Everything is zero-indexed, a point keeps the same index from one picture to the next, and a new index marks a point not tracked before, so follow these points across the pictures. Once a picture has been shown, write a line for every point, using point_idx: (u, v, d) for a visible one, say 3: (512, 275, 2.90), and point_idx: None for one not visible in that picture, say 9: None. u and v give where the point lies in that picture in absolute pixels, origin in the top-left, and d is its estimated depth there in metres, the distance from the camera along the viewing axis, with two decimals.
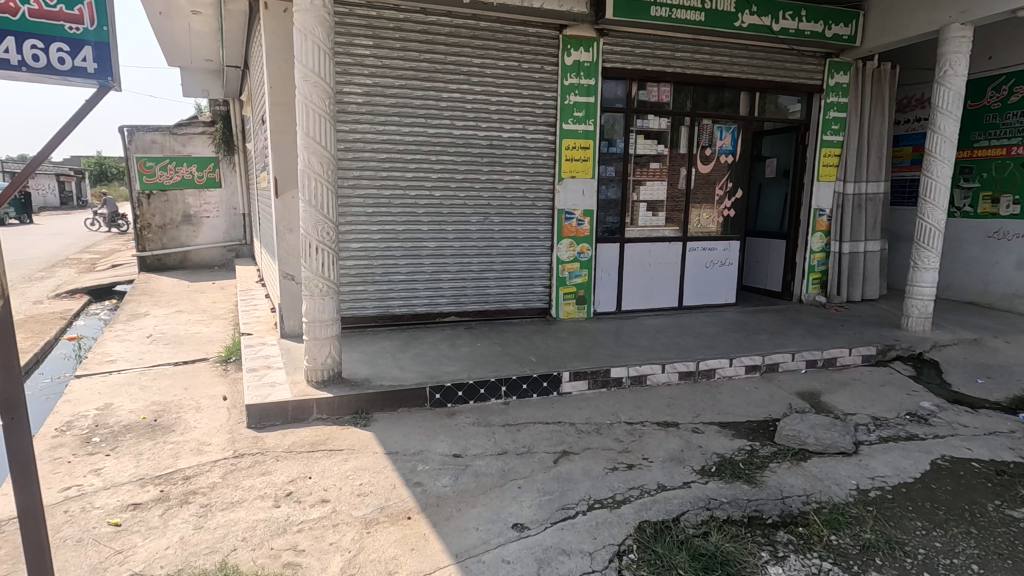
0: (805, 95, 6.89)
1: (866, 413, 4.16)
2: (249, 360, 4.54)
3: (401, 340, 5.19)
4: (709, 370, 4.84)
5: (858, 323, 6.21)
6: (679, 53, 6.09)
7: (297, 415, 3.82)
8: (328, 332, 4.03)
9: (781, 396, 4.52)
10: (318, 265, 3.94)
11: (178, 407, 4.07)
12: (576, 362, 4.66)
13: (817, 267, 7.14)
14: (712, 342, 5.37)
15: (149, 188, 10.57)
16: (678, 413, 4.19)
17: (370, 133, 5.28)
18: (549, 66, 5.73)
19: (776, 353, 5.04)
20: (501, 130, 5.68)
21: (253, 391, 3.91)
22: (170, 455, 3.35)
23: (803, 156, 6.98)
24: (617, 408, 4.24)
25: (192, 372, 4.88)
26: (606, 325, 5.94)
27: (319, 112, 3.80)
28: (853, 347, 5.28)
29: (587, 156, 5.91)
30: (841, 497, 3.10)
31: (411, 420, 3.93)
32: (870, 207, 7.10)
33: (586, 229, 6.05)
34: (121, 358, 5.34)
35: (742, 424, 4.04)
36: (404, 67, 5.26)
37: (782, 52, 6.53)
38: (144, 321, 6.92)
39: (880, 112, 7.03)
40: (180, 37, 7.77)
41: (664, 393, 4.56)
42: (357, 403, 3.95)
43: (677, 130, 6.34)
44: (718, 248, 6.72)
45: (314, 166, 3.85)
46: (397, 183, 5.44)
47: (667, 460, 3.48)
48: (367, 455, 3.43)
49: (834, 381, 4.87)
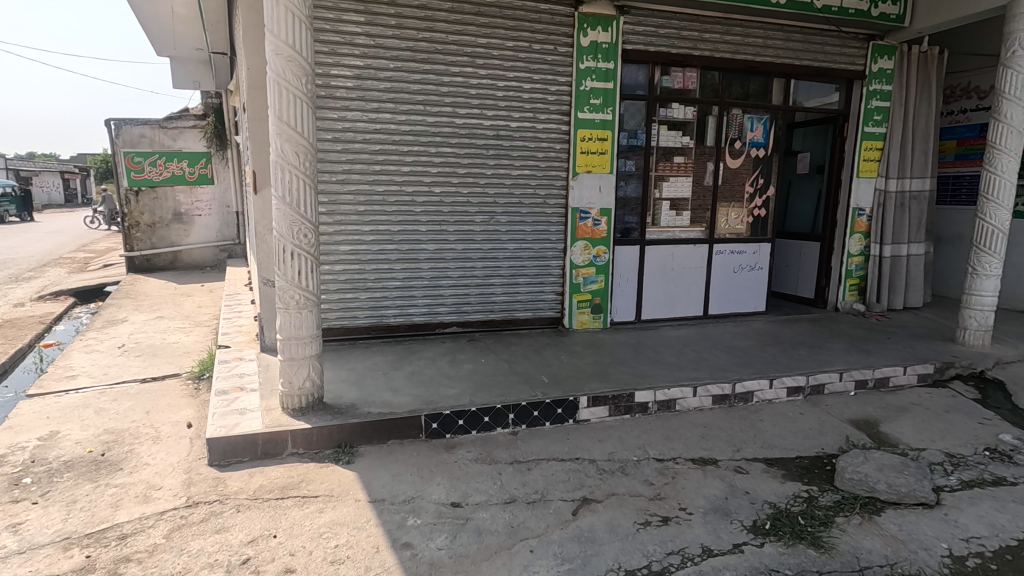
0: (845, 83, 6.23)
1: (937, 449, 3.54)
2: (221, 380, 3.98)
3: (396, 355, 4.62)
4: (746, 393, 4.23)
5: (905, 335, 5.58)
6: (708, 34, 5.45)
7: (267, 450, 3.24)
8: (305, 351, 3.44)
9: (832, 425, 3.89)
10: (293, 273, 3.35)
11: (133, 438, 3.50)
12: (594, 383, 4.05)
13: (855, 272, 6.51)
14: (747, 359, 4.74)
15: (137, 185, 10.00)
16: (715, 447, 3.57)
17: (362, 122, 4.69)
18: (563, 47, 5.12)
19: (822, 373, 4.42)
20: (509, 119, 5.08)
21: (217, 421, 3.33)
22: (109, 504, 2.78)
23: (842, 150, 6.34)
24: (644, 441, 3.63)
25: (158, 392, 4.31)
26: (625, 337, 5.34)
27: (296, 94, 3.21)
28: (908, 366, 4.65)
29: (605, 148, 5.32)
30: (933, 568, 2.48)
31: (403, 456, 3.34)
32: (913, 207, 6.46)
33: (603, 230, 5.44)
34: (83, 373, 4.77)
35: (793, 463, 3.41)
36: (399, 47, 4.66)
37: (823, 32, 5.86)
38: (120, 328, 6.38)
39: (927, 102, 6.38)
40: (164, 23, 7.26)
41: (697, 421, 3.95)
42: (339, 435, 3.36)
43: (704, 121, 5.73)
44: (747, 251, 6.08)
45: (289, 156, 3.26)
46: (392, 178, 4.85)
47: (708, 513, 2.88)
48: (348, 503, 2.85)
49: (890, 406, 4.23)
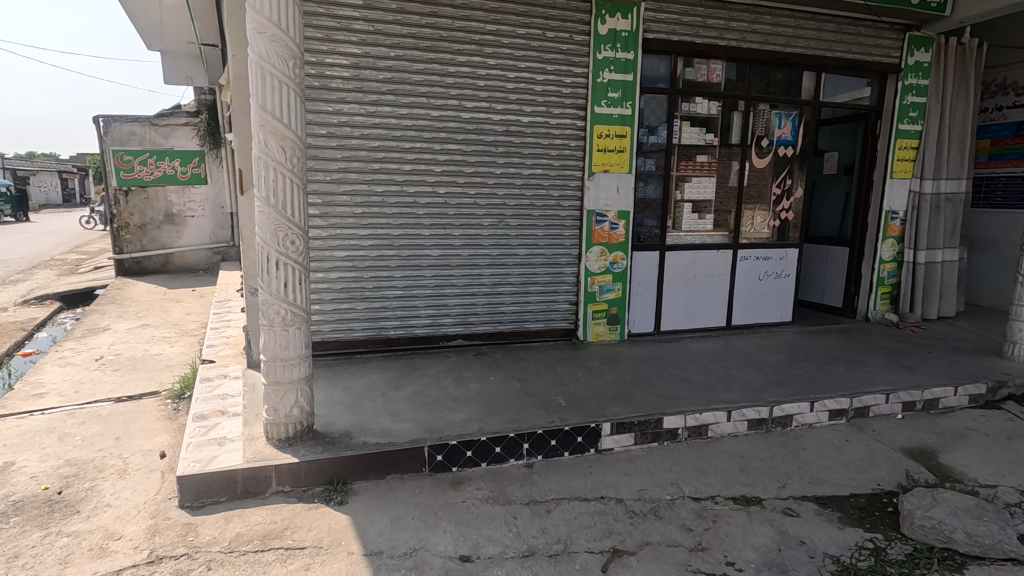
0: (877, 77, 5.81)
1: (1010, 486, 3.12)
2: (200, 403, 3.56)
3: (396, 372, 4.20)
4: (785, 417, 3.80)
5: (947, 349, 5.16)
6: (735, 23, 5.03)
7: (248, 489, 2.82)
8: (294, 374, 3.02)
9: (884, 456, 3.48)
10: (279, 285, 2.92)
11: (97, 472, 3.08)
12: (617, 407, 3.62)
13: (887, 280, 6.10)
14: (781, 377, 4.32)
15: (126, 184, 9.60)
16: (758, 483, 3.15)
17: (360, 116, 4.28)
18: (579, 35, 4.70)
19: (867, 394, 3.99)
20: (519, 114, 4.66)
21: (190, 455, 2.90)
22: (56, 560, 2.36)
23: (874, 149, 5.91)
24: (676, 474, 3.22)
25: (132, 414, 3.89)
26: (645, 350, 4.92)
27: (283, 80, 2.79)
28: (959, 386, 4.22)
29: (623, 146, 4.90)
30: None
31: (403, 495, 2.92)
32: (949, 209, 6.04)
33: (621, 235, 5.02)
34: (52, 390, 4.34)
35: (847, 503, 2.99)
36: (401, 33, 4.24)
37: (857, 22, 5.44)
38: (101, 337, 5.96)
39: (965, 97, 5.96)
40: (151, 14, 6.79)
41: (733, 450, 3.53)
42: (331, 470, 2.94)
43: (730, 116, 5.31)
44: (774, 257, 5.66)
45: (273, 152, 2.83)
46: (393, 177, 4.43)
47: (762, 569, 2.46)
48: (339, 558, 2.43)
49: (944, 432, 3.82)
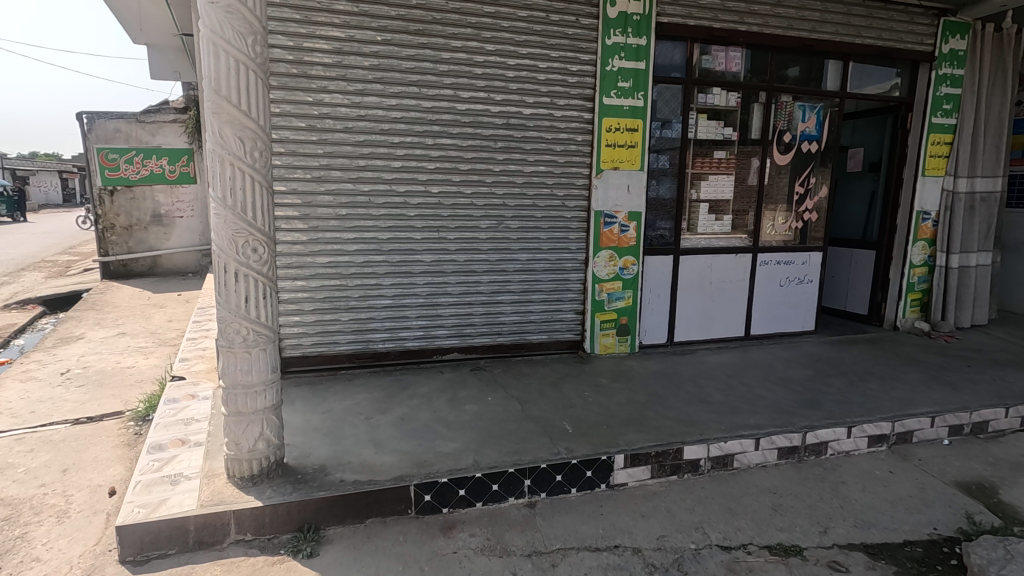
0: (908, 66, 5.35)
1: None
2: (159, 431, 3.15)
3: (384, 392, 3.79)
4: (820, 445, 3.37)
5: (987, 362, 4.72)
6: (757, 6, 4.60)
7: (202, 539, 2.40)
8: (257, 404, 2.60)
9: (937, 492, 3.04)
10: (238, 300, 2.50)
11: (32, 515, 2.67)
12: (630, 434, 3.20)
13: (917, 286, 5.66)
14: (811, 396, 3.88)
15: (112, 184, 9.23)
16: (796, 526, 2.72)
17: (345, 107, 3.87)
18: (586, 18, 4.27)
19: (911, 418, 3.56)
20: (520, 105, 4.24)
21: (136, 497, 2.48)
22: None
23: (904, 144, 5.46)
24: (701, 516, 2.79)
25: (88, 439, 3.48)
26: (658, 364, 4.49)
27: (240, 59, 2.37)
28: (1010, 407, 3.78)
29: (634, 141, 4.48)
30: None
31: (384, 545, 2.50)
32: (983, 210, 5.60)
33: (631, 238, 4.60)
34: (6, 411, 3.94)
35: (901, 553, 2.56)
36: (388, 15, 3.83)
37: (888, 6, 5.01)
38: (74, 347, 5.57)
39: (1002, 89, 5.51)
40: (129, 4, 6.37)
41: (763, 483, 3.10)
42: (301, 514, 2.52)
43: (749, 109, 4.88)
44: (796, 261, 5.22)
45: (230, 143, 2.41)
46: (380, 176, 4.01)
47: None
48: None
49: (1000, 462, 3.38)
